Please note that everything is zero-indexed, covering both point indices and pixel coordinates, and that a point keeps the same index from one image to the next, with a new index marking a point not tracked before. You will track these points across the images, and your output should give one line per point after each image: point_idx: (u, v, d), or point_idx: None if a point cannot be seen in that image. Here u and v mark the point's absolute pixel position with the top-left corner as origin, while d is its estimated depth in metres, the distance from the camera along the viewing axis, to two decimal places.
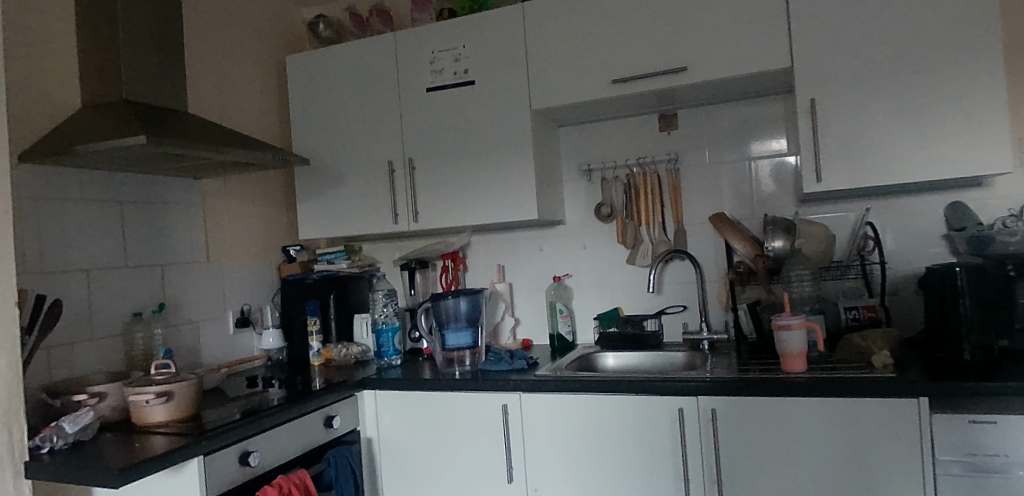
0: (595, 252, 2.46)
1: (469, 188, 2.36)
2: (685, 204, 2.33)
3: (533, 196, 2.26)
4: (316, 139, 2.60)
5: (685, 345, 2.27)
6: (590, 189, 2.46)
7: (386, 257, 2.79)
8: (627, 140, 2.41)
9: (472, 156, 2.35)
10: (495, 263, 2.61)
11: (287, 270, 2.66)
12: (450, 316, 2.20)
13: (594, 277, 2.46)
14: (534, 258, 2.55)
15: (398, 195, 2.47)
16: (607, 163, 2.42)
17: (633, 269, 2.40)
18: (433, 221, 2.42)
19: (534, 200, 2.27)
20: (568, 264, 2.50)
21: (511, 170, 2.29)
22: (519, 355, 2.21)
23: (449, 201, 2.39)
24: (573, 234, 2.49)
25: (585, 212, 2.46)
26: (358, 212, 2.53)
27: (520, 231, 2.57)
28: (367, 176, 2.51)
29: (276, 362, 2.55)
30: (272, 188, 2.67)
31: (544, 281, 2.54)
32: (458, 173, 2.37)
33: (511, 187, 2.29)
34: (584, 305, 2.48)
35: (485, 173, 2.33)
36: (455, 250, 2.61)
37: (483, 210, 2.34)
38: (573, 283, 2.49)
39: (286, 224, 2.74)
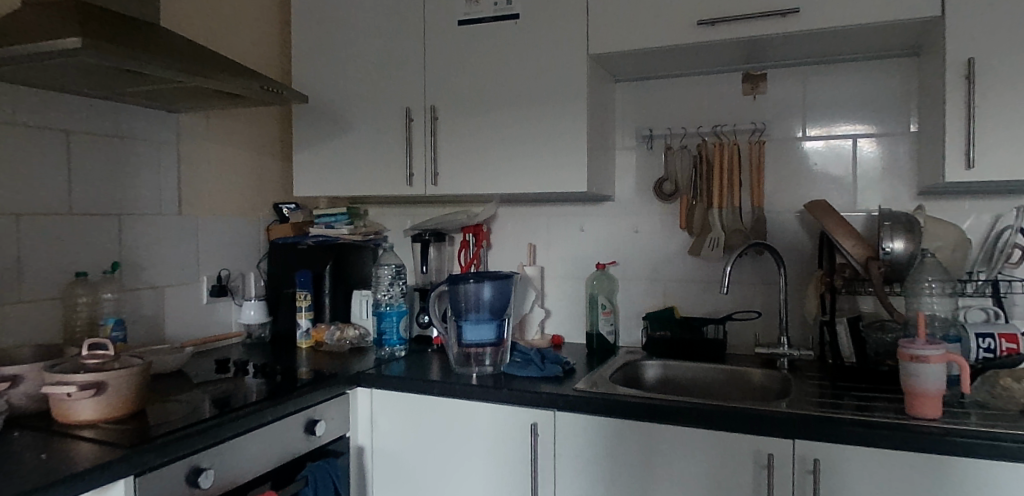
0: (648, 237, 2.02)
1: (503, 148, 1.92)
2: (769, 186, 1.88)
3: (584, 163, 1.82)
4: (321, 77, 2.16)
5: (755, 361, 1.85)
6: (649, 160, 2.01)
7: (396, 225, 2.36)
8: (700, 102, 1.95)
9: (510, 109, 1.90)
10: (525, 242, 2.18)
11: (277, 232, 2.24)
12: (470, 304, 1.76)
13: (645, 268, 2.03)
14: (573, 239, 2.11)
15: (416, 151, 2.03)
16: (674, 129, 1.97)
17: (696, 261, 1.96)
18: (455, 186, 1.99)
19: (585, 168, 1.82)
20: (615, 249, 2.06)
21: (558, 130, 1.84)
22: (551, 358, 1.79)
23: (477, 163, 1.95)
24: (624, 213, 2.05)
25: (640, 188, 2.02)
26: (366, 168, 2.09)
27: (558, 206, 2.13)
28: (379, 125, 2.07)
29: (257, 340, 2.14)
30: (265, 132, 2.23)
31: (583, 267, 2.11)
32: (491, 128, 1.93)
33: (556, 150, 1.85)
34: (630, 301, 2.05)
35: (526, 132, 1.88)
36: (479, 222, 2.17)
37: (518, 177, 1.90)
38: (619, 273, 2.06)
39: (280, 177, 2.31)
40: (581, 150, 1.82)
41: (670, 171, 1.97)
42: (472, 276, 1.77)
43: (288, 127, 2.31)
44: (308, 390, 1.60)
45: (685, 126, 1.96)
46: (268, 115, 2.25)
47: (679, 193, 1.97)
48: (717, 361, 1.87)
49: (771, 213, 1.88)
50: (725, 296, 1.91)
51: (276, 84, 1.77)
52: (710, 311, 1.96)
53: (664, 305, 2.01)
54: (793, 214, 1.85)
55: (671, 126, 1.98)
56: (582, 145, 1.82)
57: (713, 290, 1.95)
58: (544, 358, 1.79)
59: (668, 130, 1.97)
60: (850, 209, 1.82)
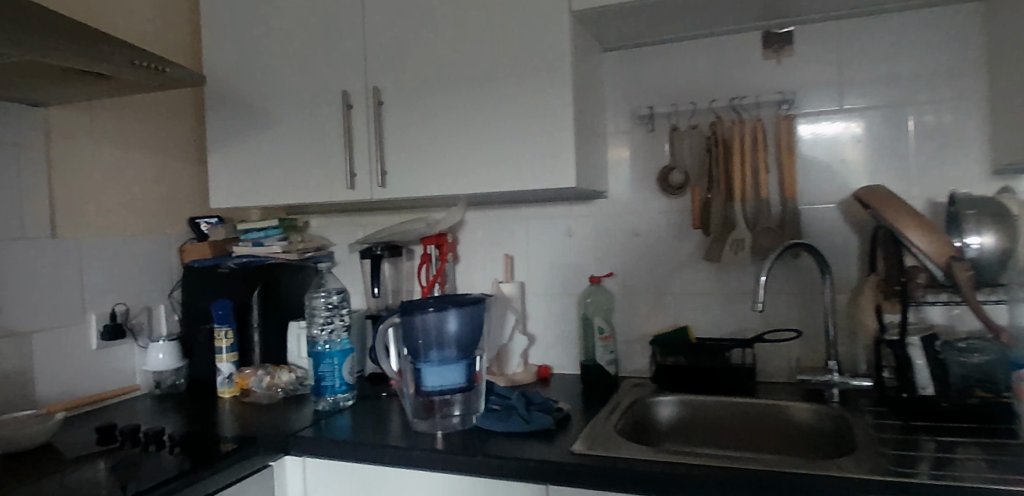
0: (652, 242, 1.63)
1: (468, 137, 1.51)
2: (802, 171, 1.50)
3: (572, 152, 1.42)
4: (238, 59, 1.73)
5: (795, 392, 1.47)
6: (650, 145, 1.61)
7: (343, 238, 1.94)
8: (712, 70, 1.56)
9: (474, 88, 1.49)
10: (501, 253, 1.77)
11: (192, 253, 1.80)
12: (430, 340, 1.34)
13: (651, 280, 1.63)
14: (559, 247, 1.71)
15: (358, 145, 1.61)
16: (679, 106, 1.58)
17: (714, 268, 1.58)
18: (409, 186, 1.58)
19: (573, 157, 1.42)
20: (611, 258, 1.67)
21: (536, 110, 1.44)
22: (539, 402, 1.39)
23: (434, 157, 1.54)
24: (621, 213, 1.65)
25: (640, 180, 1.62)
26: (298, 169, 1.67)
27: (540, 207, 1.73)
28: (311, 114, 1.65)
29: (168, 390, 1.71)
30: (171, 129, 1.80)
31: (573, 281, 1.71)
32: (451, 112, 1.52)
33: (536, 136, 1.45)
34: (634, 321, 1.65)
35: (496, 115, 1.48)
36: (442, 231, 1.75)
37: (488, 172, 1.49)
38: (618, 287, 1.66)
39: (196, 185, 1.87)
40: (567, 133, 1.42)
41: (677, 158, 1.57)
42: (432, 303, 1.35)
43: (203, 123, 1.88)
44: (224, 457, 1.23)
45: (693, 101, 1.57)
46: (175, 110, 1.81)
47: (690, 184, 1.58)
48: (747, 394, 1.49)
49: (807, 205, 1.49)
50: (754, 311, 1.52)
51: (153, 56, 1.26)
52: (733, 330, 1.57)
53: (676, 324, 1.62)
54: (835, 205, 1.47)
55: (675, 102, 1.59)
56: (568, 127, 1.42)
57: (737, 303, 1.56)
58: (528, 402, 1.39)
59: (672, 107, 1.58)
60: (907, 196, 1.44)
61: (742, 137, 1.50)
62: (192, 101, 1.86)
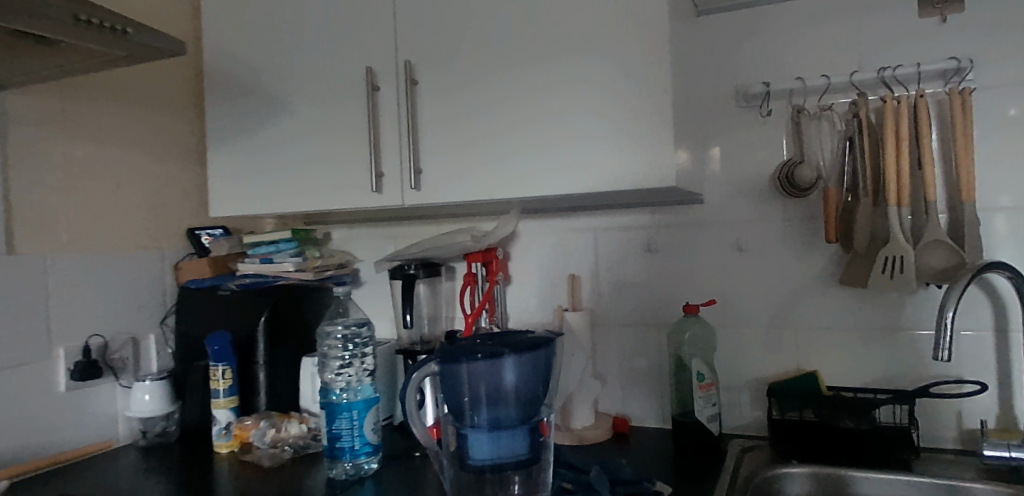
0: (767, 261, 1.24)
1: (530, 124, 1.15)
2: (981, 166, 1.10)
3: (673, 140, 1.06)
4: (241, 36, 1.41)
5: (978, 468, 1.08)
6: (762, 135, 1.23)
7: (370, 253, 1.61)
8: (848, 34, 1.17)
9: (536, 61, 1.14)
10: (563, 273, 1.41)
11: (188, 272, 1.49)
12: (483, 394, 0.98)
13: (764, 310, 1.25)
14: (639, 267, 1.34)
15: (387, 138, 1.27)
16: (806, 81, 1.18)
17: (852, 295, 1.19)
18: (450, 189, 1.23)
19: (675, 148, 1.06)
20: (710, 281, 1.29)
21: (622, 85, 1.08)
22: (627, 479, 1.02)
23: (484, 150, 1.19)
24: (723, 222, 1.27)
25: (750, 180, 1.24)
26: (312, 170, 1.34)
27: (614, 215, 1.36)
28: (329, 100, 1.32)
29: (155, 442, 1.39)
30: (163, 122, 1.49)
31: (658, 311, 1.33)
32: (506, 92, 1.17)
33: (621, 120, 1.09)
34: (740, 363, 1.26)
35: (566, 95, 1.12)
36: (491, 246, 1.39)
37: (552, 169, 1.14)
38: (720, 318, 1.28)
39: (194, 190, 1.56)
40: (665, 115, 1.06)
41: (803, 151, 1.17)
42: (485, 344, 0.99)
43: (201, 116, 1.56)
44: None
45: (824, 74, 1.17)
46: (169, 98, 1.50)
47: (819, 184, 1.19)
48: (908, 470, 1.09)
49: (989, 212, 1.10)
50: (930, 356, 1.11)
51: (109, 11, 0.94)
52: (879, 376, 1.18)
53: (799, 369, 1.23)
54: None
55: (799, 78, 1.19)
56: (666, 107, 1.06)
57: (885, 342, 1.17)
58: (610, 479, 1.02)
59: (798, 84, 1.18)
60: None
61: (896, 120, 1.10)
62: (186, 89, 1.54)
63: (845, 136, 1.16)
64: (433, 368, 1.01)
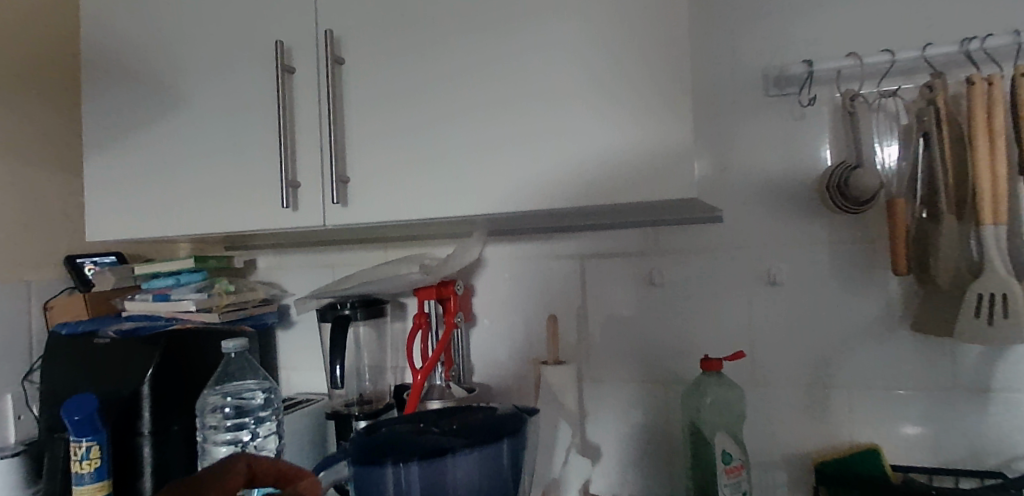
0: (809, 297, 0.95)
1: (497, 116, 0.85)
2: None
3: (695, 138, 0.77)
4: (126, 10, 1.09)
5: None
6: (800, 133, 0.94)
7: (302, 286, 1.29)
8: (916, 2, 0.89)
9: (505, 31, 0.85)
10: (542, 313, 1.10)
11: (59, 313, 1.16)
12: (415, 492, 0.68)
13: (807, 362, 0.94)
14: (641, 305, 1.04)
15: (305, 138, 0.96)
16: (862, 59, 0.88)
17: (927, 343, 0.90)
18: (388, 206, 0.91)
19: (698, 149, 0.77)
20: (734, 324, 0.98)
21: (622, 62, 0.80)
22: None
23: (436, 151, 0.88)
24: (749, 246, 0.97)
25: (784, 191, 0.95)
26: (211, 179, 1.02)
27: (609, 238, 1.06)
28: (235, 90, 1.01)
29: None
30: (18, 110, 1.16)
31: (665, 361, 1.02)
32: (465, 74, 0.87)
33: (623, 108, 0.79)
34: (776, 432, 0.95)
35: (546, 75, 0.83)
36: (449, 278, 1.07)
37: (527, 180, 0.84)
38: (746, 373, 0.97)
39: (66, 201, 1.23)
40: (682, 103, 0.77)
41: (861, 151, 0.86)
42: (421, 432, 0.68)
43: (76, 110, 1.25)
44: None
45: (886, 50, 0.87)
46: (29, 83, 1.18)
47: (881, 194, 0.90)
48: None
49: None
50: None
51: None
52: (965, 454, 0.88)
53: (854, 443, 0.93)
54: None
55: (850, 55, 0.89)
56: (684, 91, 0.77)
57: (969, 410, 0.88)
58: None
59: (849, 62, 0.88)
60: None
61: (988, 108, 0.80)
62: (54, 75, 1.22)
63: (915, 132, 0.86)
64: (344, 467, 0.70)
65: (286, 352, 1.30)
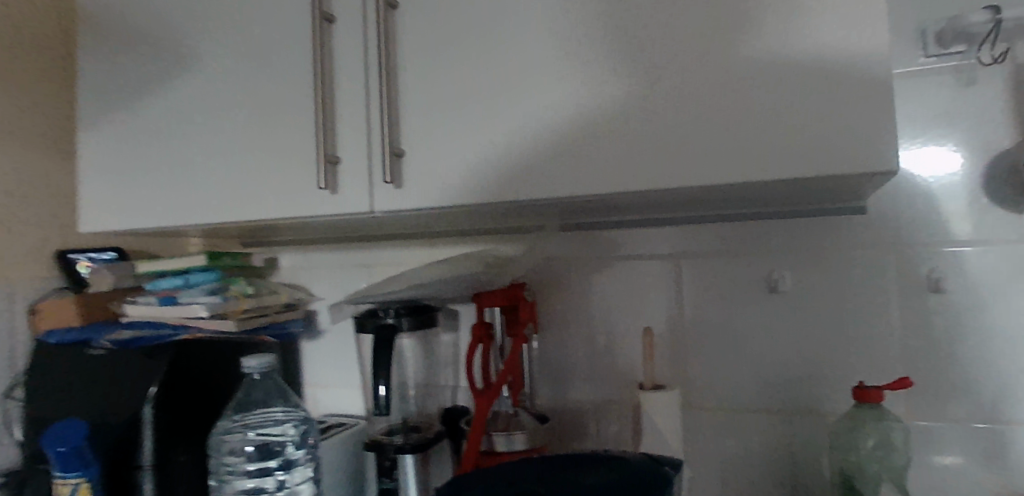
0: (980, 310, 0.76)
1: (563, 106, 0.65)
2: None
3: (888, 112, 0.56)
4: None
5: None
6: (973, 103, 0.75)
7: (332, 289, 1.10)
8: None
9: (550, 21, 0.66)
10: (629, 325, 0.91)
11: (45, 319, 0.96)
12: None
13: (978, 389, 0.76)
14: (755, 318, 0.85)
15: (348, 97, 0.75)
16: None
17: None
18: (450, 188, 0.70)
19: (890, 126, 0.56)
20: (878, 342, 0.80)
21: (706, 58, 0.61)
22: None
23: (501, 139, 0.68)
24: (902, 244, 0.79)
25: (951, 176, 0.76)
26: (224, 153, 0.81)
27: (717, 235, 0.86)
28: (252, 42, 0.80)
29: None
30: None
31: (787, 386, 0.84)
32: (488, 82, 0.68)
33: (736, 92, 0.60)
34: (936, 474, 0.78)
35: (594, 87, 0.64)
36: (520, 281, 0.89)
37: (654, 157, 0.62)
38: (899, 401, 0.79)
39: (54, 187, 1.04)
40: (854, 68, 0.57)
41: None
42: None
43: (67, 81, 1.06)
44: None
45: None
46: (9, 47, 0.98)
47: None
48: None
49: None
50: None
51: None
52: None
53: None
54: None
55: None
56: (847, 63, 0.57)
57: None
58: None
59: None
60: None
61: None
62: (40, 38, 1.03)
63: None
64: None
65: (314, 366, 1.11)
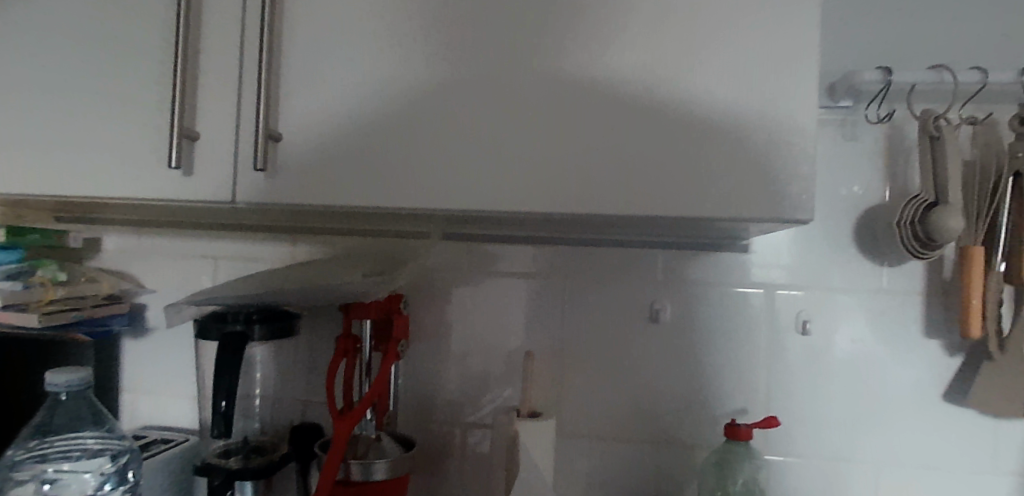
0: (838, 354, 0.80)
1: (470, 106, 0.59)
2: None
3: (802, 169, 0.55)
4: None
5: None
6: (855, 158, 0.79)
7: (168, 280, 0.94)
8: (1005, 24, 0.76)
9: (465, 19, 0.59)
10: (507, 346, 0.86)
11: None
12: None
13: (830, 429, 0.80)
14: (635, 347, 0.84)
15: (215, 60, 0.62)
16: (955, 74, 0.71)
17: (969, 420, 0.78)
18: (334, 183, 0.60)
19: (804, 184, 0.55)
20: (746, 377, 0.82)
21: (625, 91, 0.57)
22: None
23: (394, 134, 0.59)
24: (780, 286, 0.81)
25: (825, 224, 0.80)
26: (40, 103, 0.64)
27: (605, 259, 0.84)
28: None
29: None
30: None
31: (659, 417, 0.83)
32: (391, 80, 0.60)
33: (655, 116, 0.56)
34: None
35: (506, 101, 0.58)
36: (394, 293, 0.81)
37: (561, 174, 0.57)
38: (761, 437, 0.81)
39: None
40: (772, 114, 0.55)
41: (944, 182, 0.72)
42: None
43: None
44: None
45: (980, 68, 0.71)
46: None
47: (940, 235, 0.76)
48: None
49: None
50: None
51: None
52: None
53: None
54: None
55: (939, 68, 0.72)
56: (768, 112, 0.55)
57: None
58: None
59: (935, 76, 0.72)
60: None
61: None
62: None
63: (1007, 169, 0.72)
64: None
65: (138, 368, 0.94)
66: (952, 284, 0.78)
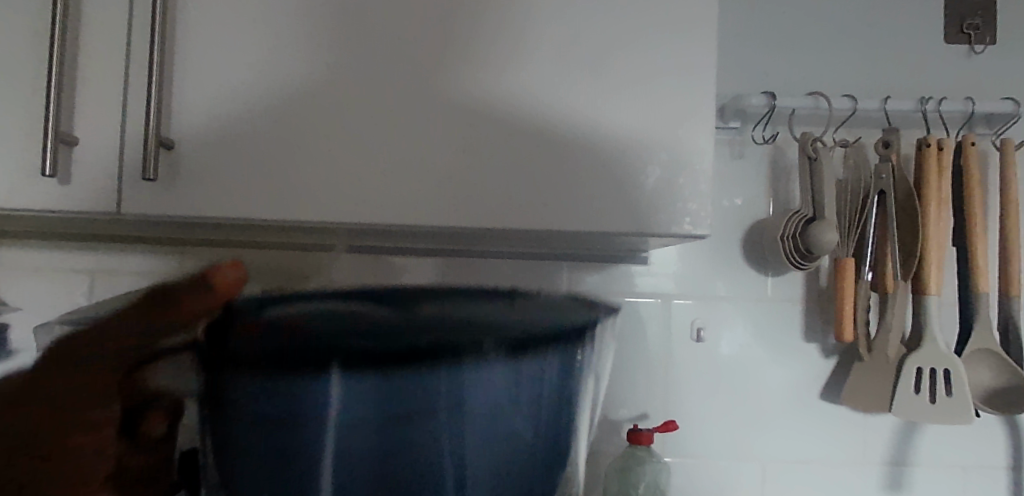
0: (730, 358, 0.85)
1: (376, 116, 0.57)
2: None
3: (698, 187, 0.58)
4: None
5: None
6: (745, 175, 0.85)
7: (35, 297, 0.85)
8: (871, 57, 0.84)
9: (373, 28, 0.58)
10: None
11: None
12: (437, 463, 0.41)
13: (722, 430, 0.85)
14: None
15: (98, 60, 0.57)
16: (829, 101, 0.78)
17: (842, 415, 0.85)
18: (231, 194, 0.57)
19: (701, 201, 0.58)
20: (647, 383, 0.85)
21: (519, 109, 0.58)
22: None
23: (295, 142, 0.57)
24: (677, 295, 0.85)
25: (717, 237, 0.85)
26: None
27: None
28: None
29: None
30: None
31: None
32: (294, 87, 0.57)
33: (561, 132, 0.58)
34: None
35: (413, 113, 0.57)
36: None
37: (469, 186, 0.57)
38: (661, 441, 0.85)
39: None
40: (670, 134, 0.58)
41: (821, 199, 0.78)
42: (405, 343, 0.39)
43: None
44: (102, 476, 0.44)
45: (851, 96, 0.79)
46: None
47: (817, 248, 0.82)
48: None
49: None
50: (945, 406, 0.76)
51: None
52: None
53: None
54: None
55: (816, 95, 0.79)
56: (668, 132, 0.58)
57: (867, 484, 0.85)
58: None
59: (812, 102, 0.79)
60: None
61: (937, 173, 0.77)
62: None
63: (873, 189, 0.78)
64: (334, 427, 0.40)
65: None
66: (827, 292, 0.85)
